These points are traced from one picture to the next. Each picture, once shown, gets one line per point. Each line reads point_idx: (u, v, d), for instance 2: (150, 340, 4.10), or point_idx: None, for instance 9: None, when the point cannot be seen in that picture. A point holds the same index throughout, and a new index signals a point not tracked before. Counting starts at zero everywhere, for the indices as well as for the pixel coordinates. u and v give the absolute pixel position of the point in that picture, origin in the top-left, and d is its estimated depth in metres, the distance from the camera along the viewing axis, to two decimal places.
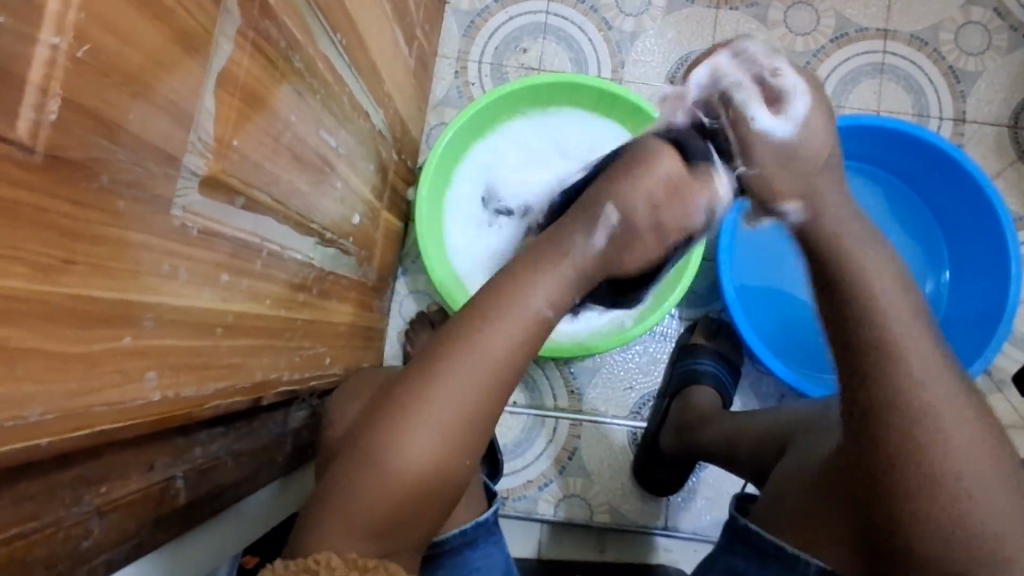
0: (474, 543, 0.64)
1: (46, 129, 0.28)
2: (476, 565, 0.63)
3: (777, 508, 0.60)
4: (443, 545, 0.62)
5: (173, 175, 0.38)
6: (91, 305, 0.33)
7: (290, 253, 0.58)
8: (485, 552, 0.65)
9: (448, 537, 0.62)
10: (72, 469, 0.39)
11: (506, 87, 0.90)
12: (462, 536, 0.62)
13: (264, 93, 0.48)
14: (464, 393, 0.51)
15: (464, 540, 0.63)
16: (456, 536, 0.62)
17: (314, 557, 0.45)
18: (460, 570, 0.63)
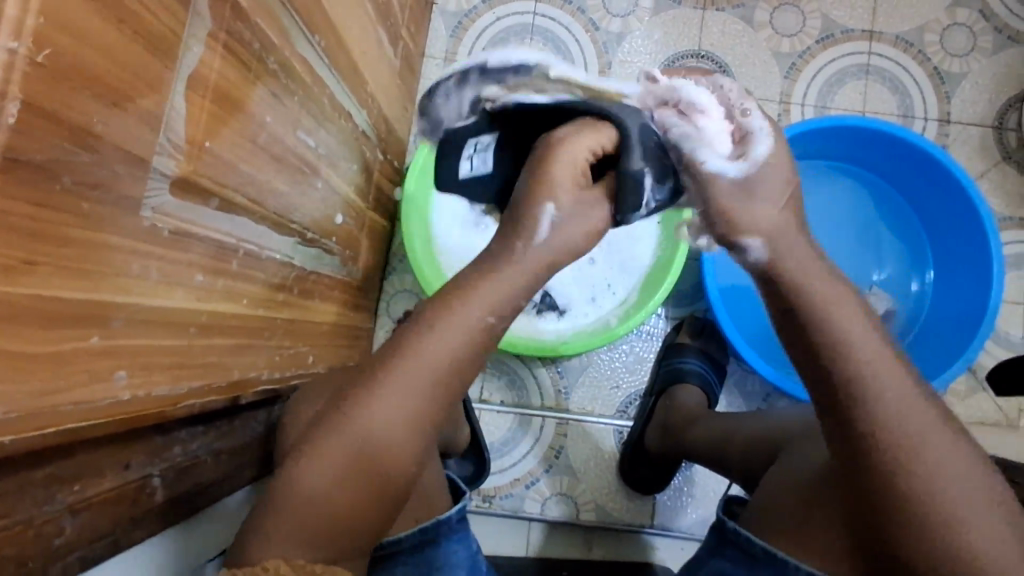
0: (435, 540, 0.64)
1: (5, 131, 0.28)
2: (439, 563, 0.64)
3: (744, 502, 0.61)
4: (400, 544, 0.62)
5: (142, 176, 0.39)
6: (56, 305, 0.33)
7: (268, 253, 0.59)
8: (448, 550, 0.65)
9: (404, 536, 0.62)
10: (44, 467, 0.39)
11: None
12: (419, 536, 0.63)
13: (237, 94, 0.48)
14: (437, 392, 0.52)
15: (424, 538, 0.63)
16: (412, 536, 0.62)
17: None
18: (422, 568, 0.63)
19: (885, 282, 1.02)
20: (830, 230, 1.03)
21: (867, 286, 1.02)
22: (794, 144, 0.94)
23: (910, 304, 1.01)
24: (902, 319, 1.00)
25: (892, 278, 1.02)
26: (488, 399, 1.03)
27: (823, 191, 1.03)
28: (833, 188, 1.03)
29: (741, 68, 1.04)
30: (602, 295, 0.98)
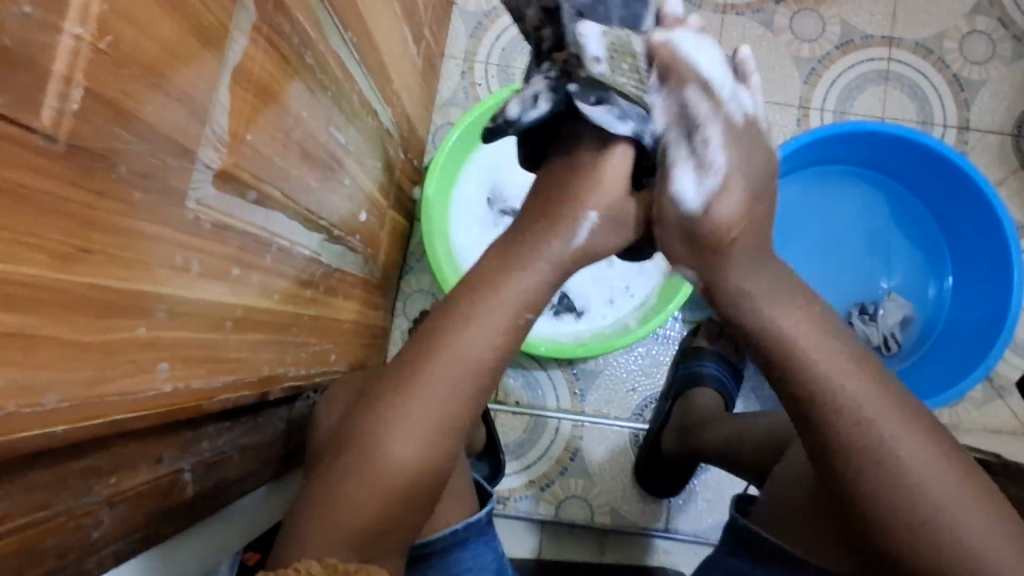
0: (464, 543, 0.64)
1: (68, 118, 0.28)
2: (467, 566, 0.64)
3: None
4: (431, 546, 0.62)
5: (187, 167, 0.38)
6: (106, 294, 0.33)
7: (298, 249, 0.58)
8: (476, 553, 0.64)
9: (437, 538, 0.62)
10: (83, 459, 0.38)
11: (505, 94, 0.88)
12: (452, 536, 0.63)
13: (275, 87, 0.48)
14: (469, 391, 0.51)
15: (453, 541, 0.63)
16: (448, 535, 0.62)
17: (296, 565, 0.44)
18: (448, 570, 0.63)
19: (902, 288, 1.01)
20: (848, 234, 1.03)
21: (884, 292, 1.01)
22: (814, 148, 0.94)
23: (928, 310, 1.00)
24: (921, 325, 1.00)
25: (910, 283, 1.01)
26: (503, 400, 1.03)
27: (841, 196, 1.03)
28: (851, 192, 1.03)
29: (760, 72, 1.04)
30: (620, 297, 0.98)
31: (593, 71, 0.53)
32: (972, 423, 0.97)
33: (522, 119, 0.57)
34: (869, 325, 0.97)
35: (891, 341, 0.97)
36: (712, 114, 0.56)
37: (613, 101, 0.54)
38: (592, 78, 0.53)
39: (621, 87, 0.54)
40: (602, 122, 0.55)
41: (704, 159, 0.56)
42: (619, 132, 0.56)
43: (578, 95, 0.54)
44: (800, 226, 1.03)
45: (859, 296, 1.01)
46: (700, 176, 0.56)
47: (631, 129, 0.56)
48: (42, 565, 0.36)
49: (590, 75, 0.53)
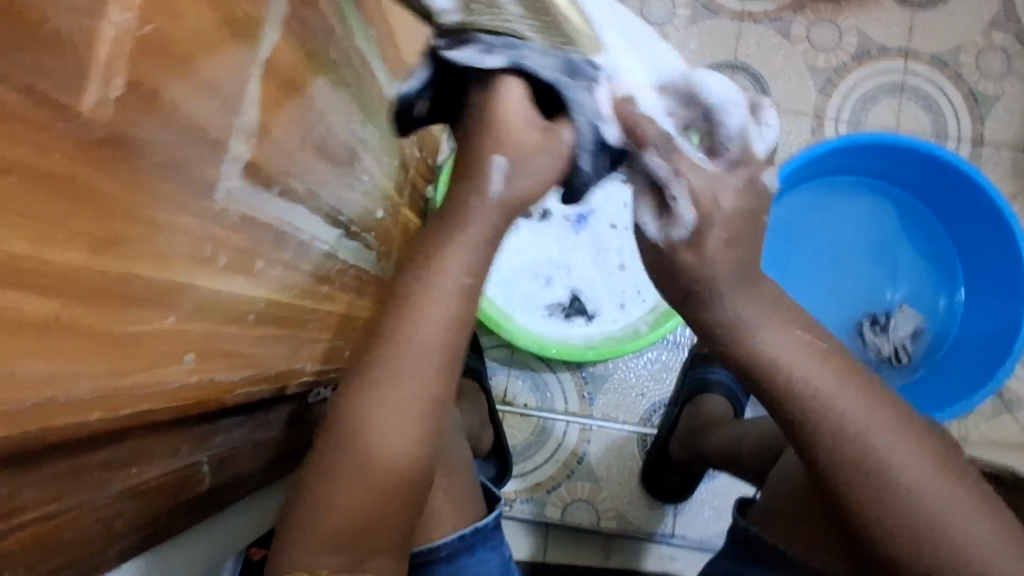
0: (471, 548, 0.63)
1: (108, 106, 0.28)
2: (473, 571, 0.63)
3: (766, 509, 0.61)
4: (435, 553, 0.61)
5: (217, 159, 0.38)
6: (136, 286, 0.33)
7: (316, 244, 0.58)
8: (482, 557, 0.64)
9: (441, 544, 0.61)
10: (105, 450, 0.38)
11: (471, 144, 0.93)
12: (457, 542, 0.62)
13: (302, 81, 0.48)
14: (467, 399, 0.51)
15: (459, 546, 0.62)
16: (450, 542, 0.62)
17: None
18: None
19: (912, 300, 1.02)
20: (860, 245, 1.03)
21: (894, 304, 1.01)
22: (828, 158, 0.94)
23: (939, 322, 1.00)
24: (931, 336, 1.00)
25: (921, 295, 1.02)
26: (511, 402, 1.03)
27: (853, 206, 1.03)
28: (864, 204, 1.03)
29: (776, 81, 1.05)
30: (631, 302, 0.98)
31: (444, 20, 0.53)
32: (980, 437, 0.97)
33: (407, 93, 0.56)
34: (880, 336, 0.98)
35: (901, 353, 0.97)
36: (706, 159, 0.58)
37: (476, 40, 0.52)
38: (447, 28, 0.52)
39: (481, 25, 0.52)
40: (467, 62, 0.51)
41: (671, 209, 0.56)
42: (494, 66, 0.52)
43: (444, 47, 0.52)
44: (811, 236, 1.03)
45: (869, 308, 1.01)
46: (649, 170, 0.57)
47: (507, 60, 0.52)
48: (61, 555, 0.36)
49: (444, 25, 0.52)
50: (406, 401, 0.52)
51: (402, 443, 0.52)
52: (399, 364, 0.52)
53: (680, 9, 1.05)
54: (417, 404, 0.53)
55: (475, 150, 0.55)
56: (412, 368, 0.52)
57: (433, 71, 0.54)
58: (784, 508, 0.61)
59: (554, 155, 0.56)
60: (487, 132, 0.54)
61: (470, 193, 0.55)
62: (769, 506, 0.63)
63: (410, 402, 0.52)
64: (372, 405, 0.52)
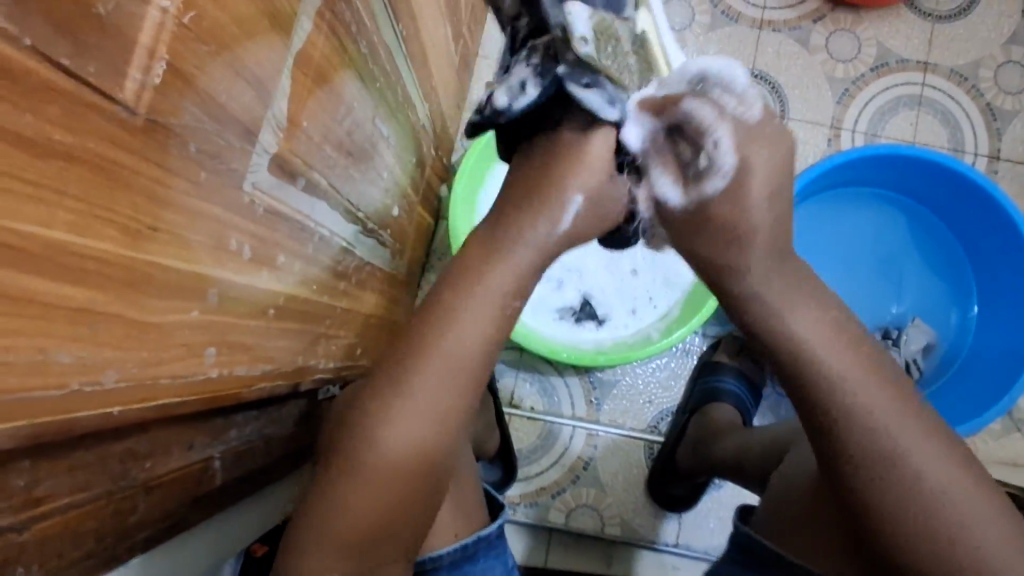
0: (473, 557, 0.63)
1: (148, 90, 0.27)
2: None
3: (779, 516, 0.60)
4: (438, 561, 0.61)
5: (248, 150, 0.38)
6: (166, 275, 0.32)
7: (336, 239, 0.58)
8: (484, 566, 0.64)
9: (443, 553, 0.61)
10: (124, 442, 0.37)
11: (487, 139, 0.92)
12: (459, 552, 0.61)
13: (332, 74, 0.47)
14: None
15: (462, 555, 0.62)
16: (452, 552, 0.61)
17: None
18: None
19: (925, 314, 1.01)
20: (873, 257, 1.02)
21: (907, 318, 1.00)
22: (846, 168, 0.94)
23: (952, 337, 1.00)
24: (943, 351, 0.99)
25: (934, 309, 1.01)
26: (518, 405, 1.02)
27: (868, 218, 1.02)
28: (879, 217, 1.02)
29: (794, 90, 1.04)
30: (643, 308, 0.97)
31: (578, 50, 0.51)
32: (988, 455, 0.96)
33: (511, 109, 0.54)
34: (892, 350, 0.97)
35: (912, 367, 0.96)
36: (720, 116, 0.54)
37: (602, 82, 0.53)
38: (579, 59, 0.51)
39: (605, 68, 0.53)
40: (591, 105, 0.53)
41: (706, 165, 0.55)
42: (607, 117, 0.55)
43: (566, 77, 0.52)
44: (825, 247, 1.02)
45: (881, 321, 1.00)
46: (674, 139, 0.56)
47: (618, 113, 0.55)
48: (79, 547, 0.36)
49: (576, 55, 0.51)
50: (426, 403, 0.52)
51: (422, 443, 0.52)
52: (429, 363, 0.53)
53: (700, 15, 1.05)
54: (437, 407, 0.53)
55: (551, 181, 0.57)
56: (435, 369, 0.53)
57: (546, 95, 0.53)
58: (790, 512, 0.59)
59: (614, 198, 0.60)
60: (571, 164, 0.56)
61: (537, 217, 0.57)
62: (770, 510, 0.61)
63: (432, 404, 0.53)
64: (396, 405, 0.52)
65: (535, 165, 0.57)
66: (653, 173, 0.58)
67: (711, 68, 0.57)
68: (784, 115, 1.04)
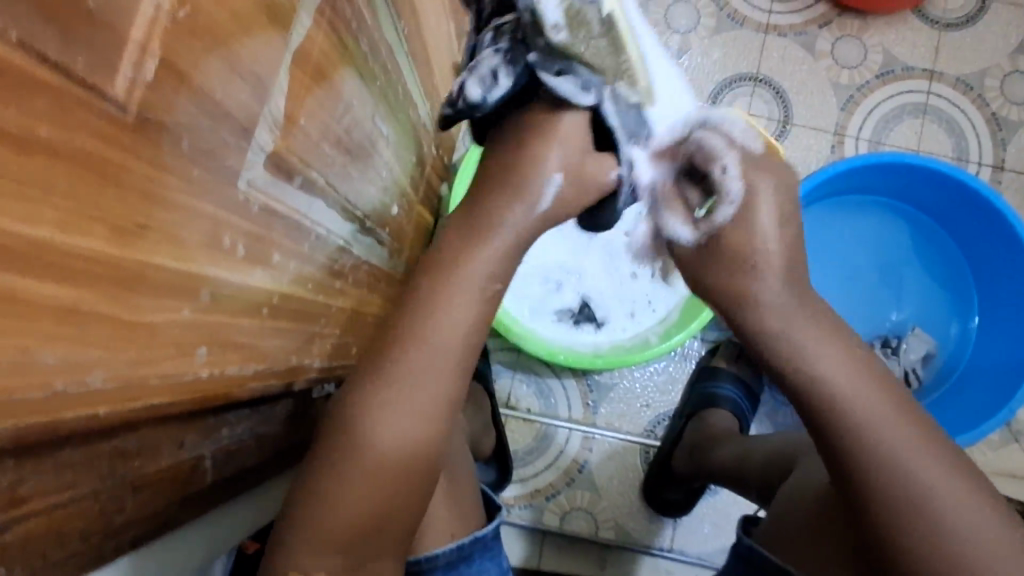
0: (469, 559, 0.62)
1: (141, 86, 0.27)
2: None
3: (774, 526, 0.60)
4: (434, 561, 0.60)
5: (244, 147, 0.37)
6: (157, 274, 0.32)
7: (333, 238, 0.57)
8: (480, 568, 0.63)
9: (440, 553, 0.60)
10: (113, 440, 0.37)
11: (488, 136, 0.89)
12: (455, 552, 0.61)
13: (331, 71, 0.47)
14: None
15: (458, 556, 0.61)
16: (448, 552, 0.61)
17: None
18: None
19: (925, 324, 1.00)
20: (874, 265, 1.02)
21: (907, 327, 1.00)
22: (849, 176, 0.93)
23: (951, 347, 0.99)
24: (942, 361, 0.99)
25: (934, 319, 1.00)
26: (514, 406, 1.01)
27: (870, 225, 1.02)
28: (880, 225, 1.02)
29: (798, 95, 1.03)
30: (641, 311, 0.97)
31: (552, 38, 0.49)
32: (986, 466, 0.96)
33: (485, 101, 0.54)
34: (891, 359, 0.96)
35: (911, 377, 0.96)
36: (729, 147, 0.59)
37: (575, 70, 0.52)
38: (551, 46, 0.50)
39: (580, 56, 0.51)
40: (567, 93, 0.53)
41: (715, 194, 0.58)
42: (582, 103, 0.54)
43: (537, 66, 0.52)
44: (825, 254, 1.02)
45: (881, 330, 1.00)
46: (682, 185, 0.63)
47: (591, 99, 0.54)
48: (64, 546, 0.35)
49: (549, 43, 0.50)
50: (420, 403, 0.52)
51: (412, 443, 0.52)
52: (426, 365, 0.53)
53: (705, 18, 1.04)
54: (432, 407, 0.53)
55: (524, 165, 0.56)
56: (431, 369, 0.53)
57: (516, 84, 0.53)
58: (799, 527, 0.58)
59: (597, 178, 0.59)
60: (543, 145, 0.56)
61: (512, 201, 0.56)
62: (777, 524, 0.62)
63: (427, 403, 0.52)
64: (388, 407, 0.52)
65: (508, 151, 0.57)
66: (661, 212, 0.64)
67: (712, 115, 0.62)
68: (788, 120, 1.03)
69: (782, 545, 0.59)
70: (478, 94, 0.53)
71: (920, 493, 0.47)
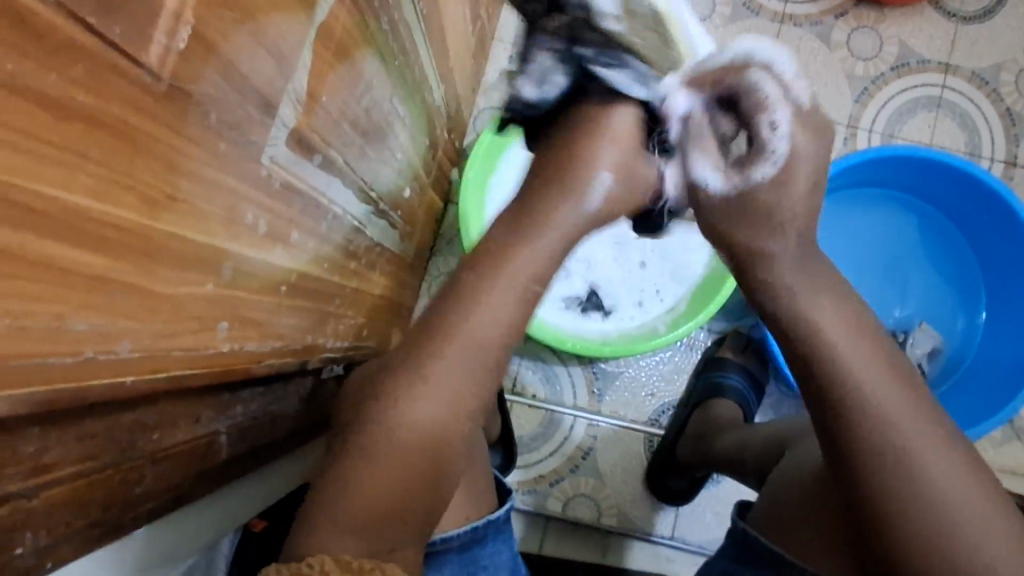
0: (482, 540, 0.62)
1: (173, 56, 0.27)
2: (483, 563, 0.62)
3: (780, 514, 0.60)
4: (448, 543, 0.60)
5: (268, 122, 0.37)
6: (183, 246, 0.32)
7: (348, 218, 0.57)
8: (494, 550, 0.63)
9: (454, 535, 0.60)
10: (133, 413, 0.37)
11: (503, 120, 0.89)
12: (469, 533, 0.61)
13: (352, 49, 0.46)
14: None
15: (471, 537, 0.62)
16: (463, 534, 0.61)
17: (307, 561, 0.45)
18: (465, 568, 0.61)
19: (932, 319, 1.01)
20: (882, 259, 1.02)
21: (914, 322, 1.00)
22: (862, 168, 0.93)
23: (957, 343, 0.99)
24: (948, 356, 0.99)
25: (940, 314, 1.00)
26: (520, 392, 1.02)
27: (880, 219, 1.02)
28: (891, 218, 1.01)
29: (812, 86, 1.03)
30: (650, 300, 0.97)
31: (604, 26, 0.52)
32: (988, 462, 0.96)
33: (541, 99, 0.56)
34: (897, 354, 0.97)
35: (916, 371, 0.96)
36: (781, 97, 0.55)
37: (626, 61, 0.54)
38: (604, 35, 0.52)
39: (633, 46, 0.54)
40: (620, 85, 0.55)
41: (758, 149, 0.56)
42: (634, 96, 0.56)
43: (591, 59, 0.53)
44: (833, 247, 1.02)
45: (889, 323, 1.00)
46: (715, 116, 0.58)
47: (644, 92, 0.56)
48: (87, 516, 0.35)
49: (601, 34, 0.52)
50: (436, 385, 0.52)
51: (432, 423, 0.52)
52: (440, 346, 0.53)
53: (721, 6, 1.03)
54: (450, 388, 0.53)
55: (572, 152, 0.57)
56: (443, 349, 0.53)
57: (572, 81, 0.55)
58: (791, 511, 0.59)
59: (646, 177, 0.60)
60: (590, 142, 0.56)
61: (564, 198, 0.57)
62: (767, 505, 0.63)
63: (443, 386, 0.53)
64: (402, 388, 0.52)
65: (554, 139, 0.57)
66: (689, 153, 0.59)
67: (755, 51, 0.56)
68: None
69: (779, 531, 0.59)
70: (531, 90, 0.55)
71: (931, 483, 0.48)
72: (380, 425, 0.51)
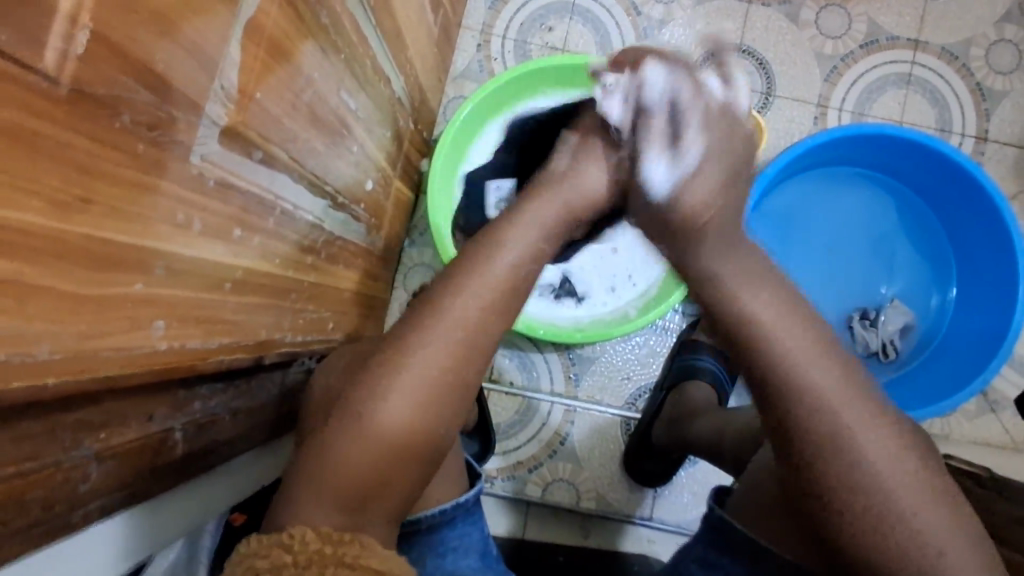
0: (451, 522, 0.62)
1: (72, 61, 0.27)
2: (452, 545, 0.62)
3: (754, 499, 0.60)
4: (419, 525, 0.60)
5: (194, 121, 0.37)
6: (104, 247, 0.32)
7: (301, 214, 0.57)
8: (462, 532, 0.63)
9: (424, 517, 0.60)
10: (74, 412, 0.39)
11: (465, 109, 0.87)
12: (438, 517, 0.61)
13: (289, 46, 0.46)
14: (446, 374, 0.53)
15: (441, 520, 0.61)
16: (432, 516, 0.61)
17: (289, 532, 0.43)
18: (433, 550, 0.62)
19: (906, 297, 1.01)
20: (855, 238, 1.02)
21: (888, 299, 1.01)
22: (830, 147, 0.92)
23: (930, 319, 1.00)
24: (922, 332, 1.00)
25: (913, 290, 1.01)
26: (497, 380, 1.02)
27: (851, 199, 1.02)
28: (863, 197, 1.02)
29: (781, 66, 1.02)
30: (621, 285, 0.97)
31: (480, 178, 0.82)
32: (963, 435, 0.97)
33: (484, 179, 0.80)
34: (869, 330, 0.98)
35: (888, 348, 0.97)
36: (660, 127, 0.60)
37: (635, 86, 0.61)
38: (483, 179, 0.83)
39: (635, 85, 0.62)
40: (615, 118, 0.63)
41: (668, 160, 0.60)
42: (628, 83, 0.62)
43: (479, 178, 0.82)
44: (804, 229, 1.02)
45: (864, 300, 1.01)
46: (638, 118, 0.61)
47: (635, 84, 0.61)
48: (28, 515, 0.36)
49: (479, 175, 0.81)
50: (414, 378, 0.51)
51: (411, 413, 0.51)
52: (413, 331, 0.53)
53: None
54: (424, 383, 0.51)
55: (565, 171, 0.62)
56: (422, 343, 0.52)
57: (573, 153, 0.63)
58: (763, 500, 0.58)
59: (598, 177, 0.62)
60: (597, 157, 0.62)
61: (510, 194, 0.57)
62: (744, 496, 0.62)
63: (419, 378, 0.51)
64: (387, 379, 0.51)
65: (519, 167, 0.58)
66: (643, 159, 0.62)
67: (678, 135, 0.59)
68: (771, 92, 1.02)
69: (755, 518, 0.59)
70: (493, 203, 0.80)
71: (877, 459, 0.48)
72: (365, 415, 0.50)
